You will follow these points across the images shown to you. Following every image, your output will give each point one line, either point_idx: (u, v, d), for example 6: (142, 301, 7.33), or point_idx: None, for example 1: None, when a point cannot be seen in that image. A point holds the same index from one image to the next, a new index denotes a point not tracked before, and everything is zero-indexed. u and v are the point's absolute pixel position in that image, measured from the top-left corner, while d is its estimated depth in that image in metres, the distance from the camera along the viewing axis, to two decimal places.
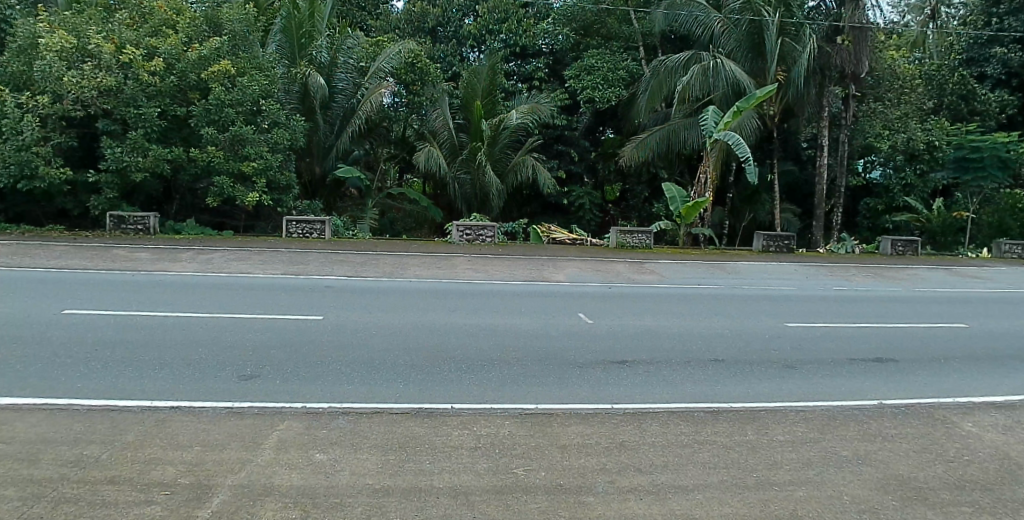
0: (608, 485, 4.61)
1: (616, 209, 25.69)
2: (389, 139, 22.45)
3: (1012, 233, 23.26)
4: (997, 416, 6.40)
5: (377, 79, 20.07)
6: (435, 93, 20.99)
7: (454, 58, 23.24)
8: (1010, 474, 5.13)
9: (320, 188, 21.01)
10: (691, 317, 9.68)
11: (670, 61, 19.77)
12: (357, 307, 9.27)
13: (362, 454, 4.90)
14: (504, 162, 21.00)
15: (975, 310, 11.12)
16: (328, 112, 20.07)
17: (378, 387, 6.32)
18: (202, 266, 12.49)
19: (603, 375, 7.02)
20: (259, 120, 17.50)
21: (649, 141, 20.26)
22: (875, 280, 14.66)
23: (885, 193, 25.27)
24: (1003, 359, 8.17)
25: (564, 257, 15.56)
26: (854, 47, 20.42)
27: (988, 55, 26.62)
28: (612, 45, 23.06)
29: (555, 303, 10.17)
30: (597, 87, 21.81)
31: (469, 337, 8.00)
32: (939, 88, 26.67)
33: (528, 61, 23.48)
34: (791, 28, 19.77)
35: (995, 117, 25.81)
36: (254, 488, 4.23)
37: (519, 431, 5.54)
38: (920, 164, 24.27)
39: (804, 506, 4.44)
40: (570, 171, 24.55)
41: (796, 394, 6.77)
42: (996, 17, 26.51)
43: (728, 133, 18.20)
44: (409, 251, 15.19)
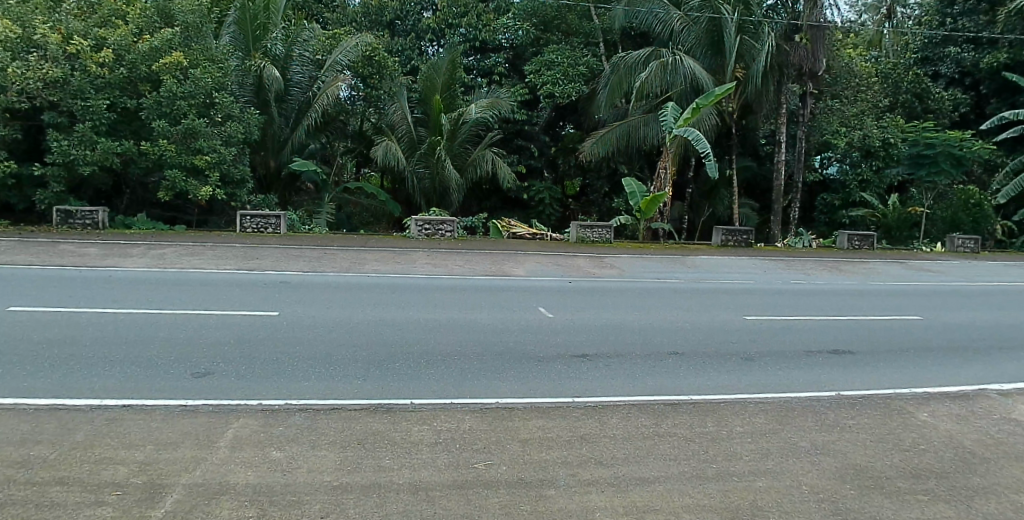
0: (570, 478, 4.62)
1: (576, 203, 25.74)
2: (346, 133, 22.54)
3: (964, 226, 23.29)
4: (950, 406, 6.57)
5: (333, 72, 19.88)
6: (393, 86, 21.04)
7: (412, 52, 23.21)
8: (964, 462, 5.27)
9: (274, 182, 20.60)
10: (653, 311, 9.73)
11: (630, 56, 19.83)
12: (318, 302, 9.17)
13: (320, 451, 4.84)
14: (463, 156, 20.98)
15: (929, 303, 11.41)
16: (283, 105, 19.91)
17: (335, 383, 6.25)
18: (154, 261, 12.26)
19: (564, 369, 6.99)
20: (213, 113, 17.14)
21: (610, 136, 20.27)
22: (831, 273, 14.99)
23: (841, 189, 25.70)
24: (956, 350, 8.39)
25: (525, 251, 15.55)
26: (812, 45, 20.82)
27: (942, 55, 27.70)
28: (572, 41, 23.17)
29: (517, 298, 10.17)
30: (557, 82, 21.86)
31: (429, 333, 7.96)
32: (895, 85, 27.04)
33: (487, 56, 23.58)
34: (750, 26, 20.08)
35: (948, 114, 26.74)
36: (209, 486, 4.16)
37: (479, 426, 5.52)
38: (876, 160, 24.84)
39: (763, 497, 4.50)
40: (529, 165, 24.68)
41: (753, 386, 6.83)
42: (950, 17, 27.26)
43: (688, 129, 18.41)
44: (367, 246, 15.04)
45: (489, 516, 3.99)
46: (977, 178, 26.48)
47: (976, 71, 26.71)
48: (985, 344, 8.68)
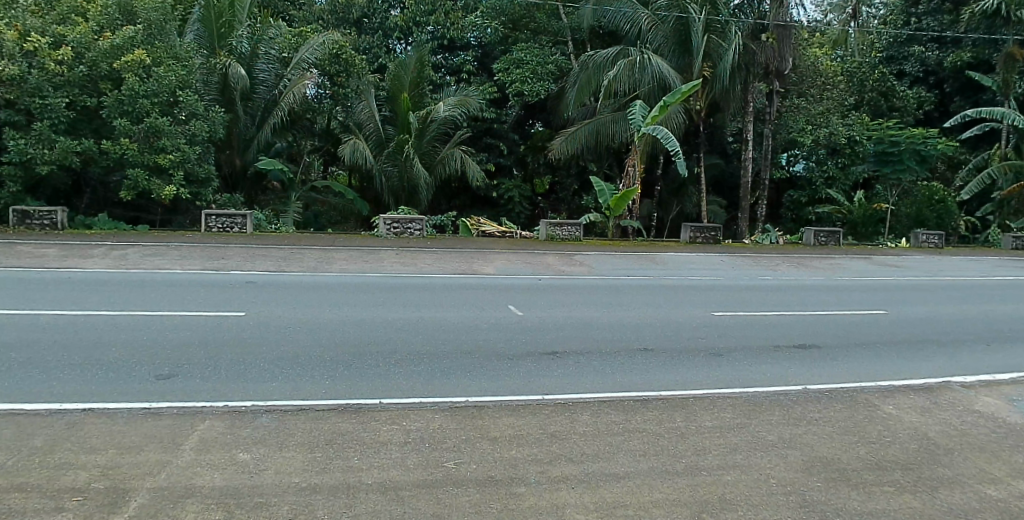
0: (540, 475, 4.62)
1: (545, 202, 25.85)
2: (313, 131, 22.21)
3: (929, 223, 23.84)
4: (915, 398, 6.70)
5: (300, 70, 19.84)
6: (360, 85, 20.81)
7: (380, 50, 23.18)
8: (929, 453, 5.37)
9: (241, 180, 20.43)
10: (624, 308, 9.78)
11: (598, 55, 20.05)
12: (288, 302, 9.07)
13: (287, 452, 4.79)
14: (432, 155, 20.97)
15: (894, 297, 11.62)
16: (250, 103, 19.67)
17: (302, 383, 6.21)
18: (117, 262, 12.05)
19: (534, 366, 7.02)
20: (176, 111, 16.91)
21: (580, 135, 20.33)
22: (799, 269, 15.22)
23: (808, 186, 26.30)
24: (920, 343, 8.57)
25: (494, 250, 15.53)
26: (778, 44, 21.18)
27: (906, 54, 28.38)
28: (541, 39, 23.14)
29: (488, 296, 10.15)
30: (525, 80, 21.83)
31: (398, 332, 7.91)
32: (860, 83, 27.11)
33: (456, 54, 23.74)
34: (717, 25, 20.25)
35: (912, 112, 27.22)
36: (173, 490, 4.10)
37: (449, 425, 5.51)
38: (841, 158, 25.57)
39: (732, 490, 4.54)
40: (498, 163, 24.57)
41: (721, 381, 6.89)
42: (914, 16, 28.19)
43: (656, 127, 18.53)
44: (334, 245, 14.93)
45: (458, 514, 3.97)
46: (940, 174, 27.47)
47: (940, 70, 27.73)
48: (945, 337, 8.89)
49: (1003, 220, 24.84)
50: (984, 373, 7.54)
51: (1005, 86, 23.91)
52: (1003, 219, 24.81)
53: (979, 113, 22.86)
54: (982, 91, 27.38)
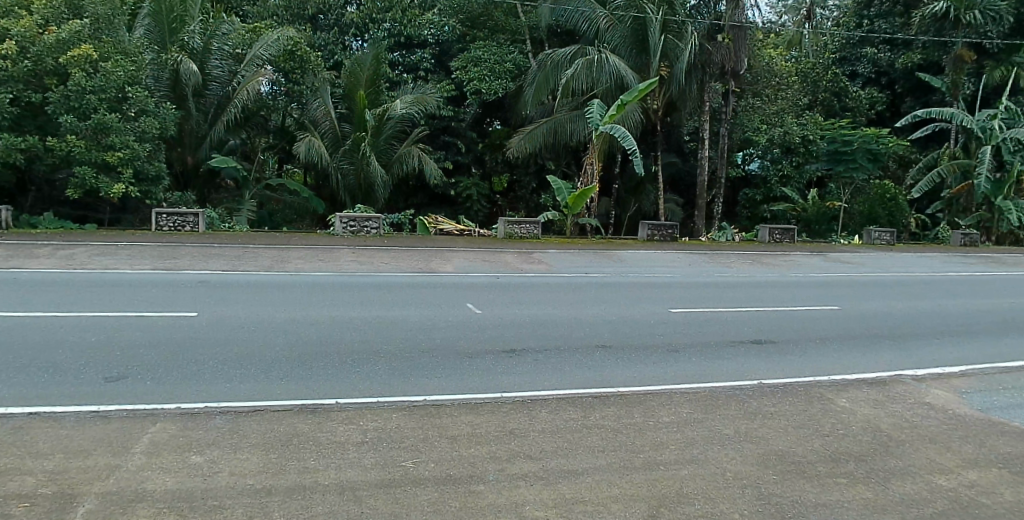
0: (499, 473, 4.63)
1: (504, 200, 25.81)
2: (266, 128, 22.04)
3: (880, 220, 24.77)
4: (868, 391, 6.87)
5: (254, 67, 19.49)
6: (315, 81, 20.86)
7: (336, 47, 23.05)
8: (881, 445, 5.51)
9: (192, 178, 20.06)
10: (585, 305, 9.86)
11: (556, 54, 20.12)
12: (248, 302, 8.96)
13: (242, 454, 4.73)
14: (389, 153, 20.83)
15: (848, 293, 11.90)
16: (202, 99, 19.28)
17: (256, 384, 6.13)
18: (65, 262, 11.74)
19: (493, 364, 7.03)
20: (126, 107, 16.50)
21: (537, 133, 20.53)
22: (756, 266, 15.49)
23: (763, 184, 26.39)
24: (872, 337, 8.79)
25: (452, 248, 15.50)
26: (733, 44, 21.35)
27: (859, 54, 29.32)
28: (499, 38, 23.25)
29: (449, 294, 10.15)
30: (484, 78, 22.07)
31: (355, 331, 7.86)
32: (814, 84, 28.22)
33: (413, 52, 23.40)
34: (674, 26, 20.47)
35: (864, 112, 28.45)
36: (124, 494, 4.01)
37: (407, 424, 5.49)
38: (796, 157, 25.63)
39: (689, 485, 4.60)
40: (456, 161, 24.49)
41: (679, 377, 6.97)
42: (867, 19, 29.24)
43: (613, 127, 18.68)
44: (290, 244, 14.79)
45: (417, 514, 3.96)
46: (892, 173, 28.15)
47: (891, 71, 28.61)
48: (893, 331, 9.16)
49: (953, 218, 25.43)
50: (933, 366, 7.79)
51: (953, 87, 24.88)
52: (952, 216, 25.41)
53: (929, 113, 23.40)
54: (930, 92, 28.56)
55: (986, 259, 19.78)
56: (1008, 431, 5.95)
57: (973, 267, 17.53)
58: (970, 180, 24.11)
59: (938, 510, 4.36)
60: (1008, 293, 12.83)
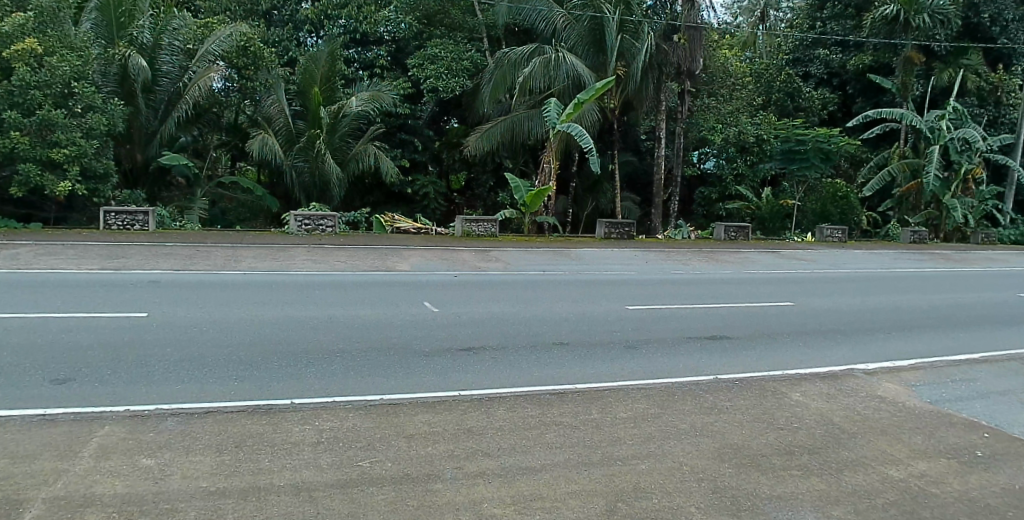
0: (457, 471, 4.63)
1: (462, 198, 25.83)
2: (219, 125, 21.72)
3: (832, 218, 25.49)
4: (820, 385, 7.04)
5: (206, 63, 19.36)
6: (269, 78, 20.79)
7: (289, 43, 22.92)
8: (833, 437, 5.65)
9: (141, 176, 19.67)
10: (545, 303, 9.92)
11: (513, 52, 20.17)
12: (205, 303, 8.82)
13: (195, 456, 4.65)
14: (344, 150, 20.76)
15: (802, 289, 12.15)
16: (151, 96, 18.80)
17: (209, 384, 6.06)
18: (9, 262, 11.39)
19: (451, 362, 7.03)
20: (72, 103, 16.12)
21: (494, 132, 20.42)
22: (711, 263, 15.75)
23: (718, 183, 27.43)
24: (823, 332, 9.00)
25: (409, 246, 15.48)
26: (689, 45, 21.56)
27: (812, 56, 29.91)
28: (455, 36, 23.08)
29: (408, 293, 10.12)
30: (440, 76, 21.96)
31: (310, 330, 7.80)
32: (768, 85, 29.72)
33: (368, 49, 23.53)
34: (631, 25, 20.71)
35: (817, 112, 28.89)
36: (71, 499, 3.90)
37: (363, 424, 5.46)
38: (750, 156, 26.59)
39: (645, 479, 4.67)
40: (413, 159, 24.42)
41: (637, 373, 7.05)
42: (819, 21, 30.60)
43: (570, 125, 18.79)
44: (243, 243, 14.61)
45: (373, 513, 3.94)
46: (844, 172, 28.98)
47: (844, 71, 29.38)
48: (845, 327, 9.37)
49: (903, 216, 26.05)
50: (883, 360, 8.01)
51: (903, 88, 25.14)
52: (902, 214, 26.08)
53: (881, 113, 23.96)
54: (881, 93, 29.37)
55: (935, 256, 20.43)
56: (954, 422, 6.16)
57: (923, 263, 18.08)
58: (919, 179, 24.62)
59: (889, 501, 4.50)
60: (952, 289, 13.28)
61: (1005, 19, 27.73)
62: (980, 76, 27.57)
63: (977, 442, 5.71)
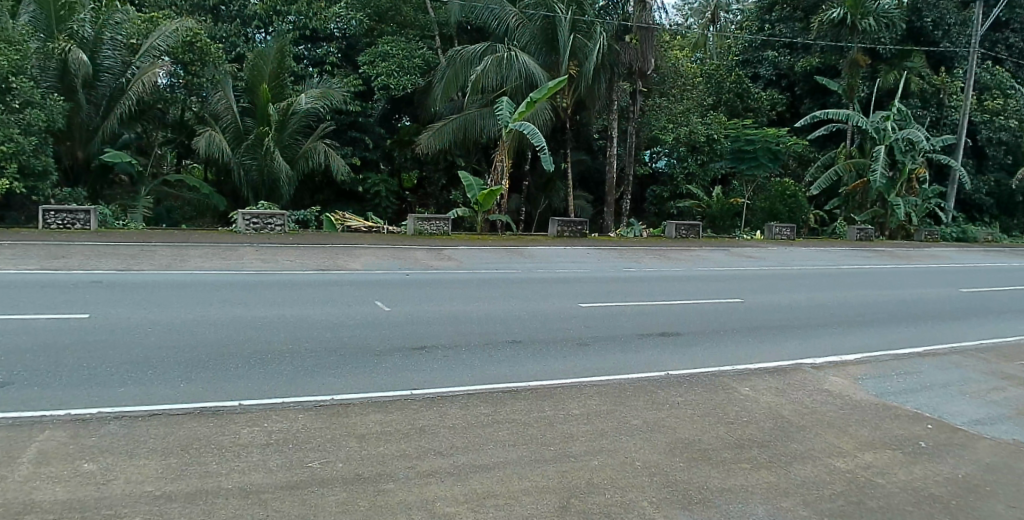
0: (409, 471, 4.61)
1: (413, 197, 25.33)
2: (164, 121, 21.15)
3: (781, 217, 25.93)
4: (768, 380, 7.19)
5: (150, 58, 18.80)
6: (216, 74, 20.04)
7: (237, 39, 22.39)
8: (781, 431, 5.78)
9: (83, 173, 19.09)
10: (500, 301, 9.94)
11: (466, 51, 20.27)
12: (153, 304, 8.60)
13: (139, 460, 4.52)
14: (293, 148, 20.66)
15: (750, 286, 12.43)
16: (92, 91, 18.34)
17: (153, 387, 5.93)
18: None
19: (401, 362, 6.99)
20: (9, 98, 15.66)
21: (445, 130, 20.48)
22: (663, 260, 16.00)
23: (670, 182, 27.69)
24: (770, 328, 9.21)
25: (361, 245, 15.37)
26: (641, 46, 21.94)
27: (761, 58, 31.04)
28: (407, 33, 23.51)
29: (361, 292, 10.05)
30: (392, 73, 22.00)
31: (258, 331, 7.68)
32: (717, 85, 30.12)
33: (319, 45, 23.47)
34: (583, 25, 21.00)
35: (767, 113, 30.01)
36: (9, 507, 3.74)
37: (313, 424, 5.40)
38: (701, 155, 26.90)
39: (599, 475, 4.71)
40: (364, 157, 24.40)
41: (589, 370, 7.12)
42: (768, 23, 31.50)
43: (523, 123, 18.90)
44: (190, 242, 14.29)
45: (323, 514, 3.91)
46: (792, 171, 29.60)
47: (791, 73, 30.14)
48: (791, 323, 9.61)
49: (849, 213, 27.30)
50: (832, 355, 8.24)
51: (849, 90, 25.99)
52: (849, 213, 27.29)
53: (827, 113, 24.93)
54: (827, 94, 29.96)
55: (881, 253, 21.09)
56: (898, 415, 6.36)
57: (869, 260, 18.67)
58: (864, 177, 25.70)
59: (836, 492, 4.63)
60: (891, 284, 13.75)
61: (947, 24, 28.99)
62: (923, 79, 28.58)
63: (919, 434, 5.91)
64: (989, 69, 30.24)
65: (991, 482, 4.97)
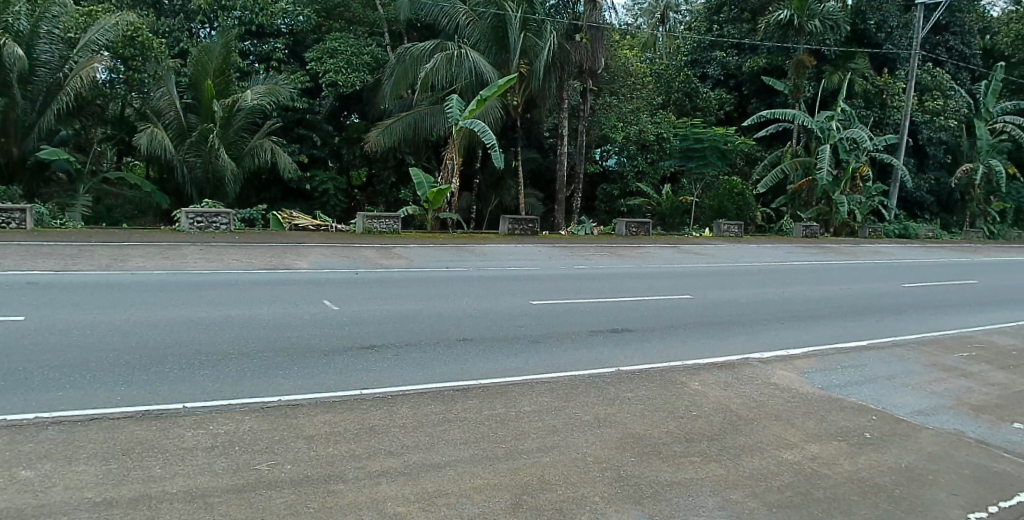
0: (359, 471, 4.57)
1: (362, 194, 25.79)
2: (105, 119, 20.50)
3: (728, 214, 25.82)
4: (717, 374, 7.35)
5: (88, 53, 18.11)
6: (158, 69, 19.63)
7: (181, 34, 21.90)
8: (729, 424, 5.92)
9: (18, 171, 18.39)
10: (454, 300, 9.93)
11: (416, 48, 20.02)
12: (97, 305, 8.35)
13: (78, 465, 4.38)
14: (239, 145, 20.25)
15: (700, 283, 12.66)
16: (28, 87, 17.64)
17: (93, 390, 5.78)
18: None
19: (351, 361, 6.95)
20: None
21: (395, 127, 20.26)
22: (614, 258, 16.18)
23: (621, 179, 27.98)
24: (721, 324, 9.42)
25: (311, 244, 15.16)
26: (591, 45, 22.12)
27: (709, 58, 31.60)
28: (356, 30, 23.68)
29: (314, 292, 9.92)
30: (340, 70, 21.83)
31: (205, 332, 7.54)
32: (667, 85, 30.50)
33: (264, 42, 22.91)
34: (534, 24, 20.97)
35: (714, 112, 30.44)
36: None
37: (261, 426, 5.31)
38: (651, 153, 27.60)
39: (550, 471, 4.76)
40: (312, 155, 24.07)
41: (543, 367, 7.18)
42: (716, 24, 32.11)
43: (473, 121, 18.81)
44: (134, 242, 13.88)
45: (271, 516, 3.87)
46: (740, 169, 29.89)
47: (739, 73, 30.76)
48: (738, 318, 9.84)
49: (795, 211, 27.59)
50: (780, 348, 8.49)
51: (795, 90, 26.68)
52: (795, 210, 27.54)
53: (774, 113, 25.45)
54: (773, 95, 30.57)
55: (827, 250, 21.66)
56: (844, 407, 6.56)
57: (815, 257, 19.20)
58: (810, 176, 26.24)
59: (784, 483, 4.77)
60: (833, 280, 14.17)
61: (889, 27, 29.86)
62: (866, 80, 29.49)
63: (864, 425, 6.12)
64: (930, 70, 31.24)
65: (932, 471, 5.18)
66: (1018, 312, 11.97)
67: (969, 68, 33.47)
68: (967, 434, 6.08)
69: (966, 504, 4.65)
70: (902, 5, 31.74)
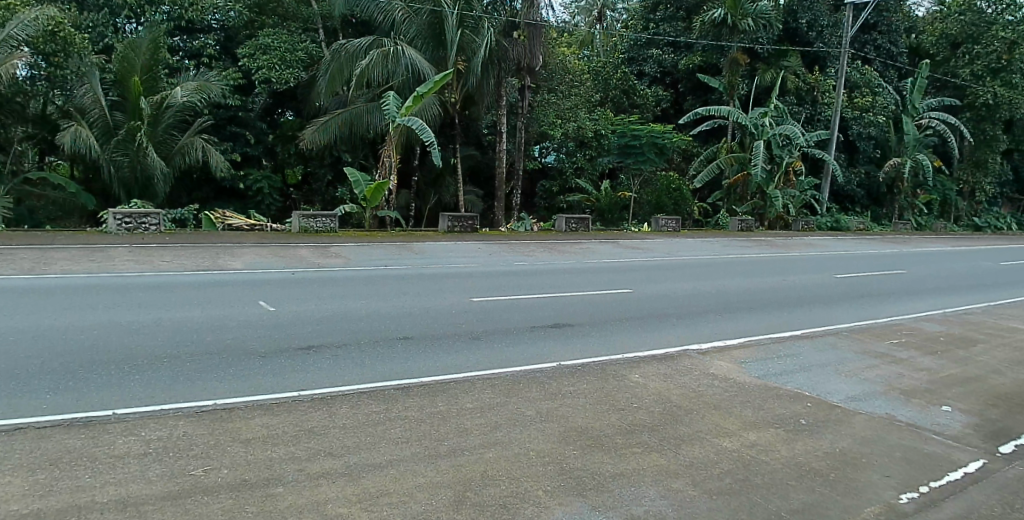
0: (299, 473, 4.55)
1: (299, 192, 25.31)
2: (25, 118, 19.52)
3: (666, 208, 26.87)
4: (658, 367, 7.53)
5: (5, 47, 16.75)
6: (82, 66, 18.74)
7: (105, 28, 20.81)
8: (669, 415, 6.09)
9: None
10: (398, 299, 9.89)
11: (350, 44, 19.75)
12: (20, 311, 8.00)
13: (2, 478, 4.22)
14: (168, 144, 19.85)
15: (642, 277, 12.93)
16: None
17: (16, 399, 5.55)
18: None
19: (288, 363, 6.88)
20: None
21: (331, 124, 20.15)
22: (553, 254, 16.33)
23: (559, 176, 28.10)
24: (660, 317, 9.65)
25: (250, 244, 14.85)
26: (529, 42, 22.16)
27: (646, 55, 32.24)
28: (289, 25, 23.26)
29: (254, 293, 9.74)
30: (273, 66, 21.53)
31: (137, 336, 7.34)
32: (605, 82, 30.78)
33: (195, 37, 22.53)
34: (470, 21, 20.79)
35: (650, 109, 30.99)
36: None
37: (196, 431, 5.22)
38: (589, 150, 27.65)
39: (494, 466, 4.83)
40: (245, 153, 23.67)
41: (484, 364, 7.26)
42: (652, 22, 32.62)
43: (410, 119, 18.81)
44: (61, 245, 13.34)
45: None
46: (677, 164, 30.88)
47: (675, 71, 31.60)
48: (675, 311, 10.10)
49: (731, 205, 28.61)
50: (716, 340, 8.74)
51: (730, 87, 27.60)
52: (730, 204, 28.60)
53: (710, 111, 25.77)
54: (708, 91, 31.78)
55: (762, 243, 22.35)
56: (780, 395, 6.82)
57: (750, 249, 19.84)
58: (745, 170, 27.03)
59: (723, 471, 4.94)
60: (766, 271, 14.67)
61: (820, 25, 31.04)
62: (798, 77, 30.61)
63: (799, 411, 6.39)
64: (858, 69, 32.45)
65: (864, 454, 5.44)
66: (937, 299, 12.65)
67: (895, 65, 35.01)
68: (895, 418, 6.41)
69: (895, 484, 4.91)
70: (831, 4, 32.86)
